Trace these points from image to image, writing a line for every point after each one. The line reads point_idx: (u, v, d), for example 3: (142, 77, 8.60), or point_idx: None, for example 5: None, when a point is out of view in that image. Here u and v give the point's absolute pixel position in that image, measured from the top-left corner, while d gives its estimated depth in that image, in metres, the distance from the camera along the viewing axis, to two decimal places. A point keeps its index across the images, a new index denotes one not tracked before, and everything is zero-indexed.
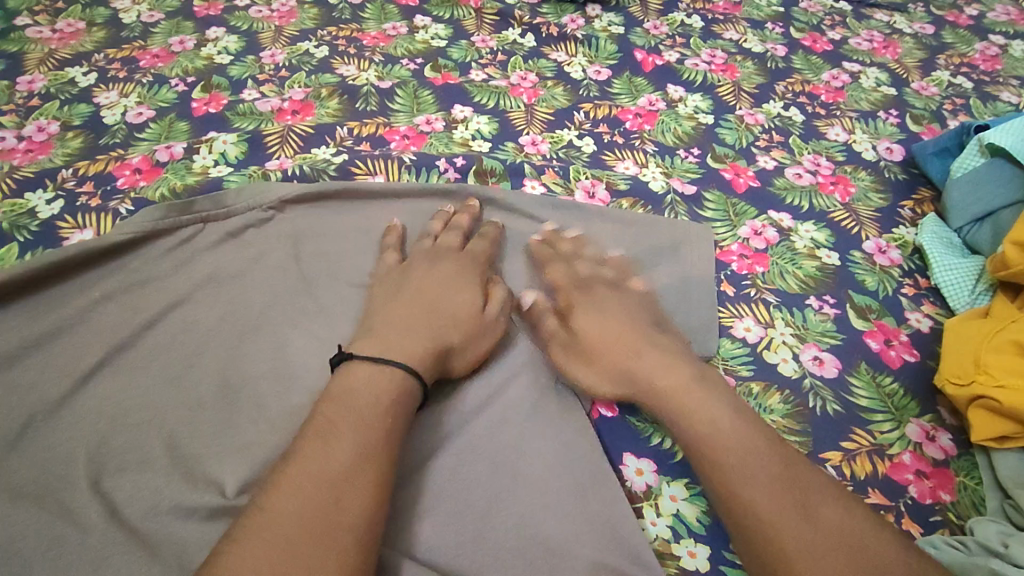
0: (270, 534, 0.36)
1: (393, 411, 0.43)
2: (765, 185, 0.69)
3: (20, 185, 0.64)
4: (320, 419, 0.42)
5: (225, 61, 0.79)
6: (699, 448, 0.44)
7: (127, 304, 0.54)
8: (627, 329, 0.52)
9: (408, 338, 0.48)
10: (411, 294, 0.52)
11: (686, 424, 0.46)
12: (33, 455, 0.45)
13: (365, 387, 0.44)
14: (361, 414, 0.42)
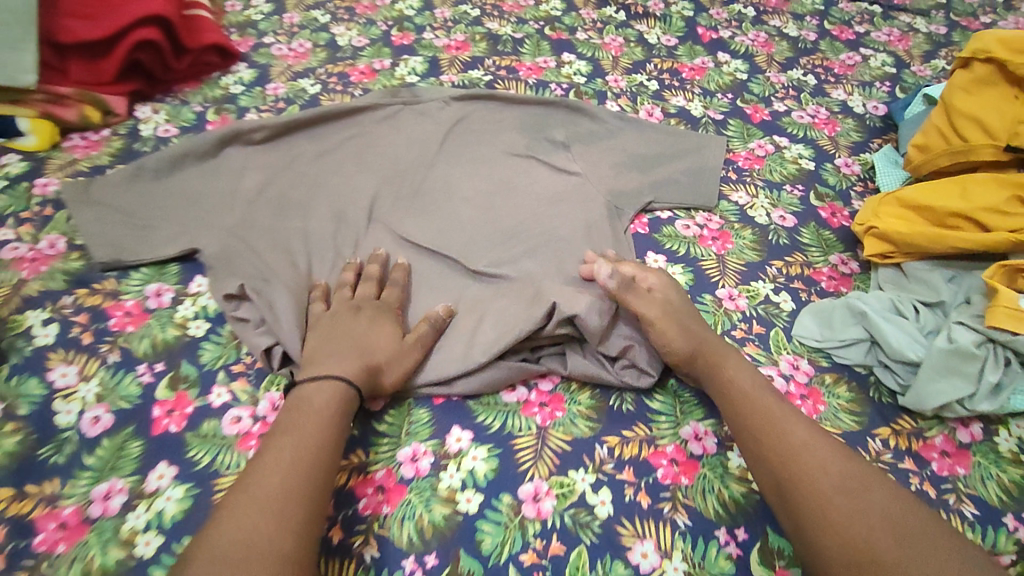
0: (252, 495, 0.51)
1: (335, 423, 0.58)
2: (775, 120, 1.00)
3: (294, 76, 1.02)
4: (286, 422, 0.57)
5: (411, 13, 1.16)
6: (745, 406, 0.61)
7: (364, 141, 0.90)
8: (695, 329, 0.67)
9: (340, 359, 0.62)
10: (342, 334, 0.65)
11: (735, 401, 0.62)
12: (320, 204, 0.82)
13: (309, 406, 0.58)
14: (315, 415, 0.57)
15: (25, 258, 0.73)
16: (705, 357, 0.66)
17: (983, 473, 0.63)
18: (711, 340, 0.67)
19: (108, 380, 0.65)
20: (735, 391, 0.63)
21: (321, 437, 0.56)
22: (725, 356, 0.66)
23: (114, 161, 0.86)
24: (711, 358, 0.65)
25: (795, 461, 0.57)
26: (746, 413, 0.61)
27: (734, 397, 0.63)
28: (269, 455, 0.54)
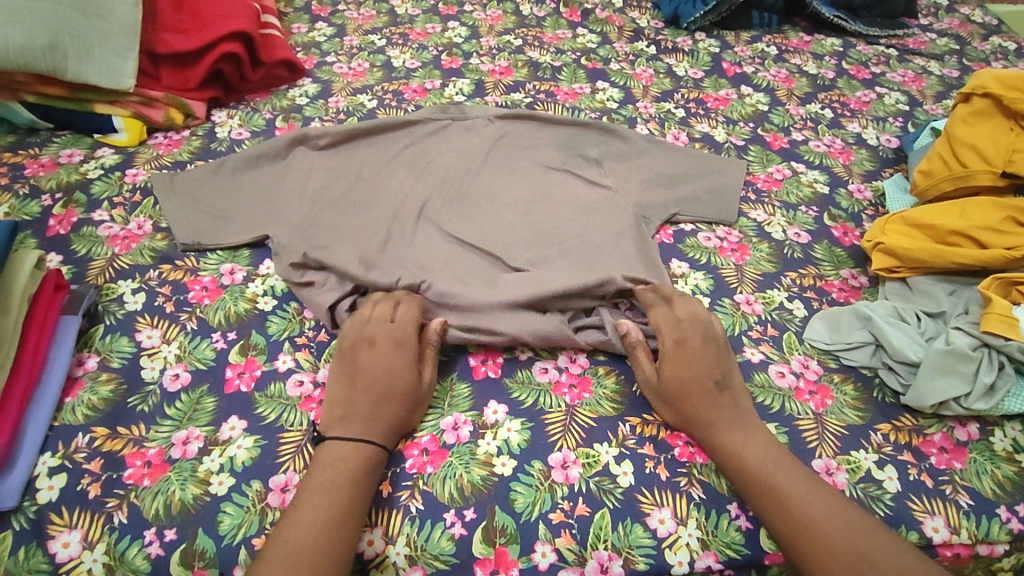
0: (286, 543, 0.54)
1: (367, 469, 0.60)
2: (793, 148, 1.08)
3: (354, 91, 1.12)
4: (327, 458, 0.60)
5: (460, 41, 1.27)
6: (760, 481, 0.60)
7: (416, 152, 0.99)
8: (701, 392, 0.66)
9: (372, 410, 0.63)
10: (365, 379, 0.65)
11: (746, 475, 0.61)
12: (374, 203, 0.91)
13: (347, 452, 0.61)
14: (351, 464, 0.60)
15: (118, 237, 0.84)
16: (713, 423, 0.64)
17: (978, 468, 0.67)
18: (721, 402, 0.66)
19: (187, 343, 0.73)
20: (750, 464, 0.61)
21: (359, 484, 0.59)
22: (715, 415, 0.65)
23: (194, 158, 0.97)
24: (708, 424, 0.65)
25: (813, 546, 0.57)
26: (760, 489, 0.60)
27: (746, 468, 0.62)
28: (309, 502, 0.57)
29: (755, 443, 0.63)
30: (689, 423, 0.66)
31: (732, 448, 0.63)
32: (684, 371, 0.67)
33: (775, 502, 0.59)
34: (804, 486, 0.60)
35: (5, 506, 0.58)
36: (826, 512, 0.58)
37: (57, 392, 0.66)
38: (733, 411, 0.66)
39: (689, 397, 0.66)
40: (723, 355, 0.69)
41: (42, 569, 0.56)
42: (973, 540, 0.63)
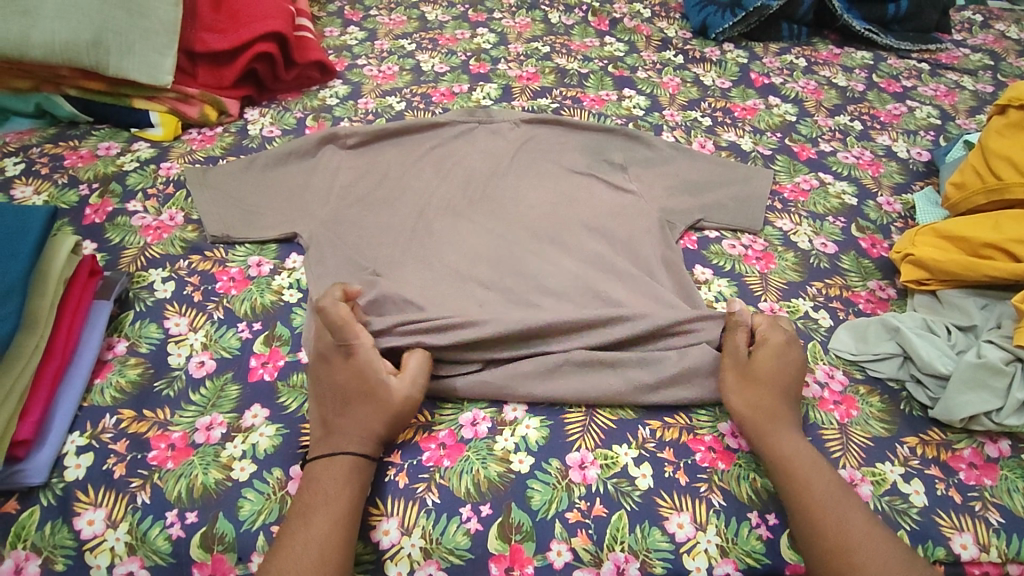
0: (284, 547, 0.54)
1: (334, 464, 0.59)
2: (821, 159, 1.07)
3: (383, 93, 1.14)
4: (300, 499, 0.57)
5: (488, 47, 1.28)
6: (808, 490, 0.58)
7: (443, 153, 1.00)
8: (779, 394, 0.65)
9: (347, 415, 0.62)
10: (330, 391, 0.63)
11: (801, 471, 0.60)
12: (400, 203, 0.92)
13: (325, 469, 0.59)
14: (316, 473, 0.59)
15: (151, 227, 0.86)
16: (779, 420, 0.63)
17: (1010, 485, 0.64)
18: (786, 410, 0.64)
19: (212, 332, 0.74)
20: (806, 484, 0.59)
21: (337, 486, 0.57)
22: (782, 416, 0.64)
23: (226, 154, 0.99)
24: (772, 418, 0.63)
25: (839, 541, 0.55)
26: (820, 497, 0.58)
27: (806, 475, 0.59)
28: (294, 531, 0.55)
29: (815, 458, 0.61)
30: (757, 414, 0.64)
31: (790, 456, 0.61)
32: (773, 371, 0.66)
33: (830, 517, 0.57)
34: (852, 505, 0.58)
35: (35, 482, 0.59)
36: (879, 536, 0.56)
37: (88, 373, 0.67)
38: (798, 422, 0.65)
39: (771, 391, 0.65)
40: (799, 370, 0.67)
41: (68, 545, 0.57)
42: (1003, 558, 0.60)
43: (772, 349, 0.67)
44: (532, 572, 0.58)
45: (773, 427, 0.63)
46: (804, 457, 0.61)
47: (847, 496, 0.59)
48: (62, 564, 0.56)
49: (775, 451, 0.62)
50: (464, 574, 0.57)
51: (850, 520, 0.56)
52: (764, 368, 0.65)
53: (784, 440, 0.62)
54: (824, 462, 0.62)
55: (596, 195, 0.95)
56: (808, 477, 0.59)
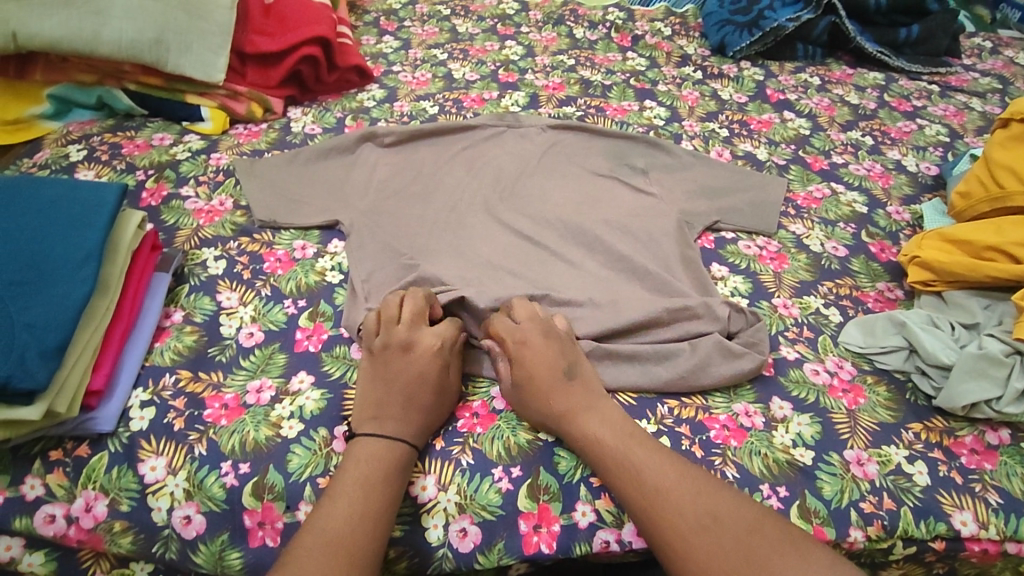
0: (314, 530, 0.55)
1: (378, 451, 0.61)
2: (833, 170, 1.12)
3: (418, 98, 1.21)
4: (347, 476, 0.59)
5: (517, 58, 1.35)
6: (610, 460, 0.61)
7: (474, 154, 1.06)
8: (553, 384, 0.66)
9: (410, 410, 0.64)
10: (402, 381, 0.65)
11: (606, 460, 0.62)
12: (434, 197, 0.98)
13: (380, 454, 0.61)
14: (360, 457, 0.61)
15: (203, 210, 0.92)
16: (567, 412, 0.65)
17: (1009, 470, 0.68)
18: (573, 393, 0.66)
19: (261, 307, 0.80)
20: (609, 459, 0.61)
21: (376, 474, 0.59)
22: (580, 405, 0.65)
23: (271, 147, 1.05)
24: (563, 411, 0.65)
25: (659, 520, 0.57)
26: (630, 480, 0.60)
27: (610, 461, 0.61)
28: (326, 511, 0.56)
29: (609, 424, 0.64)
30: (546, 416, 0.65)
31: (585, 433, 0.64)
32: (534, 365, 0.66)
33: (630, 482, 0.60)
34: (654, 459, 0.60)
35: (104, 430, 0.64)
36: (684, 492, 0.58)
37: (149, 336, 0.73)
38: (586, 397, 0.66)
39: (540, 392, 0.66)
40: (571, 346, 0.70)
41: (132, 487, 0.63)
42: (1001, 536, 0.64)
43: (532, 349, 0.68)
44: (558, 530, 0.62)
45: (566, 421, 0.64)
46: (611, 445, 0.62)
47: (658, 471, 0.60)
48: (128, 504, 0.63)
49: (581, 443, 0.63)
50: (495, 528, 0.62)
51: (646, 480, 0.59)
52: (532, 361, 0.67)
53: (589, 433, 0.63)
54: (631, 436, 0.63)
55: (618, 196, 1.01)
56: (624, 466, 0.61)
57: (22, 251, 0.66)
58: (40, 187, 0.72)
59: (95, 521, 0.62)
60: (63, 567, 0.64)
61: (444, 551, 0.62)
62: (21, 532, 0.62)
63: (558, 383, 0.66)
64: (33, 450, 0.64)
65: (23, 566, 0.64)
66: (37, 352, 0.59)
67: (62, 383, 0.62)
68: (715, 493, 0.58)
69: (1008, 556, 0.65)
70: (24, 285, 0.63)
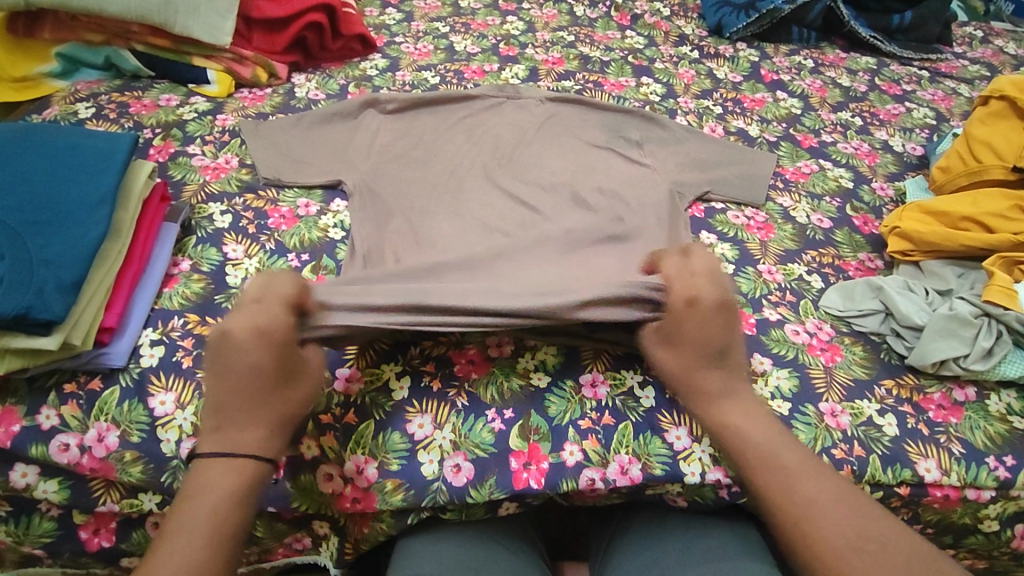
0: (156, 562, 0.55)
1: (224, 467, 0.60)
2: (822, 148, 1.15)
3: (420, 68, 1.23)
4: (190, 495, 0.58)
5: (517, 33, 1.37)
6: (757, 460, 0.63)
7: (474, 123, 1.09)
8: (704, 356, 0.66)
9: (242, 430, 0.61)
10: (237, 374, 0.61)
11: (746, 453, 0.63)
12: (433, 162, 1.00)
13: (220, 472, 0.60)
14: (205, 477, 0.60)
15: (209, 168, 0.95)
16: (713, 395, 0.66)
17: (973, 423, 0.72)
18: (716, 373, 0.66)
19: (265, 260, 0.83)
20: (756, 457, 0.63)
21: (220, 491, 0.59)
22: (721, 391, 0.66)
23: (275, 111, 1.08)
24: (705, 391, 0.66)
25: (806, 536, 0.58)
26: (773, 486, 0.61)
27: (758, 459, 0.63)
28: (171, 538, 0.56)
29: (752, 420, 0.65)
30: (690, 388, 0.66)
31: (726, 423, 0.65)
32: (692, 332, 0.66)
33: (776, 489, 0.61)
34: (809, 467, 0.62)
35: (115, 364, 0.68)
36: (835, 508, 0.59)
37: (158, 282, 0.76)
38: (735, 387, 0.67)
39: (693, 359, 0.66)
40: (734, 321, 0.67)
41: (142, 420, 0.66)
42: (962, 483, 0.69)
43: (699, 313, 0.66)
44: (547, 468, 0.66)
45: (706, 401, 0.66)
46: (763, 444, 0.63)
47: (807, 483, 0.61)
48: (138, 435, 0.66)
49: (721, 434, 0.65)
50: (487, 465, 0.66)
51: (797, 489, 0.60)
52: (689, 335, 0.66)
53: (731, 423, 0.65)
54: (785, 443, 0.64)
55: (612, 166, 1.04)
56: (768, 466, 0.62)
57: (39, 193, 0.69)
58: (55, 137, 0.75)
59: (106, 450, 0.66)
60: (76, 495, 0.68)
61: (438, 484, 0.66)
62: (37, 459, 0.66)
63: (708, 354, 0.66)
64: (48, 382, 0.67)
65: (39, 492, 0.68)
66: (55, 288, 0.63)
67: (78, 317, 0.65)
68: (868, 513, 0.59)
69: (967, 503, 0.70)
70: (41, 225, 0.67)
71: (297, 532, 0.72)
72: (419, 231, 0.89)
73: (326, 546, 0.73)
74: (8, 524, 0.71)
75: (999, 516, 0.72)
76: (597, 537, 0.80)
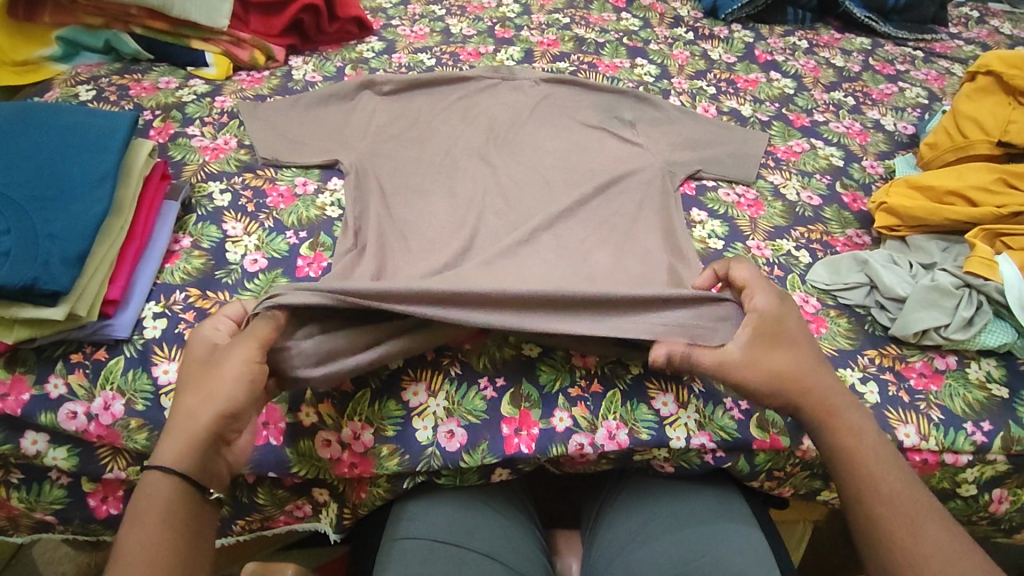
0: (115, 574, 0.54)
1: (168, 483, 0.57)
2: (814, 127, 1.16)
3: (416, 50, 1.24)
4: (137, 506, 0.57)
5: (513, 15, 1.38)
6: (852, 456, 0.62)
7: (469, 104, 1.10)
8: (805, 356, 0.65)
9: (173, 445, 0.58)
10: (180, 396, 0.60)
11: (852, 446, 0.63)
12: (428, 143, 1.02)
13: (160, 486, 0.57)
14: (150, 492, 0.57)
15: (208, 148, 0.97)
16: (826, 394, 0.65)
17: (952, 391, 0.75)
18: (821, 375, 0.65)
19: (264, 237, 0.85)
20: (863, 460, 0.62)
21: (162, 504, 0.56)
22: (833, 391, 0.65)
23: (273, 93, 1.09)
24: (816, 390, 0.65)
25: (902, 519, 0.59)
26: (878, 478, 0.61)
27: (862, 453, 0.62)
28: (123, 548, 0.55)
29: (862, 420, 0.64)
30: (793, 383, 0.64)
31: (841, 424, 0.64)
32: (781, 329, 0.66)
33: (870, 481, 0.61)
34: (901, 481, 0.61)
35: (120, 335, 0.70)
36: (924, 505, 0.59)
37: (160, 257, 0.78)
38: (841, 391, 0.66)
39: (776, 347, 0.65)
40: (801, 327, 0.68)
41: (147, 388, 0.69)
42: (940, 447, 0.71)
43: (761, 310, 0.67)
44: (537, 433, 0.69)
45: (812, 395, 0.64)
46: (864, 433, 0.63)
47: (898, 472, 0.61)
48: (142, 403, 0.68)
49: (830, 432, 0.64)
50: (479, 430, 0.69)
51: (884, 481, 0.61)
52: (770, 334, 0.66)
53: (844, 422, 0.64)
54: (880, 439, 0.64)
55: (606, 146, 1.05)
56: (869, 461, 0.62)
57: (43, 170, 0.71)
58: (56, 116, 0.77)
59: (113, 418, 0.68)
60: (84, 462, 0.71)
61: (433, 450, 0.68)
62: (46, 426, 0.68)
63: (810, 356, 0.66)
64: (56, 352, 0.70)
65: (48, 459, 0.70)
66: (60, 260, 0.65)
67: (83, 288, 0.68)
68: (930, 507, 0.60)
69: (945, 467, 0.72)
70: (45, 200, 0.69)
71: (298, 499, 0.74)
72: (414, 211, 0.91)
73: (325, 513, 0.75)
74: (20, 490, 0.74)
75: (977, 480, 0.74)
76: (594, 503, 0.81)
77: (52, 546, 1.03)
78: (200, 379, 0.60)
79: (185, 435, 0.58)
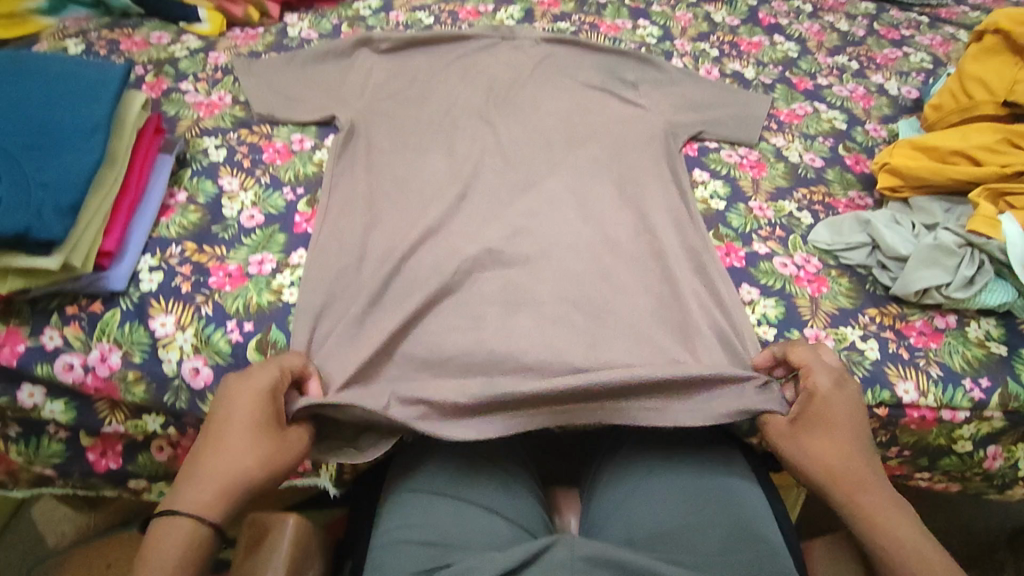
0: None
1: (194, 528, 0.56)
2: (817, 91, 1.15)
3: (413, 8, 1.21)
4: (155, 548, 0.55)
5: None
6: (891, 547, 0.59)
7: (468, 62, 1.08)
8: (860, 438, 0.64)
9: (206, 498, 0.57)
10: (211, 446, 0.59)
11: (889, 536, 0.60)
12: (427, 102, 1.00)
13: (187, 531, 0.56)
14: (177, 532, 0.55)
15: (202, 104, 0.95)
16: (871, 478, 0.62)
17: (951, 349, 0.75)
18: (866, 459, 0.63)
19: (261, 193, 0.83)
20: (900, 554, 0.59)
21: (186, 548, 0.55)
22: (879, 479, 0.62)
23: (268, 50, 1.07)
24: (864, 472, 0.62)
25: None
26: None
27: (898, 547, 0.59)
28: None
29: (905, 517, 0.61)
30: (846, 460, 0.63)
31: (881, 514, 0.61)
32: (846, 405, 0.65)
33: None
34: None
35: (116, 288, 0.70)
36: None
37: (155, 211, 0.77)
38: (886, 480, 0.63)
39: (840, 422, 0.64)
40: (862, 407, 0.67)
41: (144, 341, 0.68)
42: (938, 403, 0.72)
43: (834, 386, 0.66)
44: None
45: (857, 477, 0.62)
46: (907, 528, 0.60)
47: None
48: (140, 355, 0.68)
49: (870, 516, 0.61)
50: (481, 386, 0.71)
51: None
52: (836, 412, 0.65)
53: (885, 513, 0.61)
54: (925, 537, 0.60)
55: (608, 107, 1.03)
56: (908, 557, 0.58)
57: (33, 119, 0.69)
58: (45, 64, 0.75)
59: (110, 370, 0.67)
60: (82, 415, 0.70)
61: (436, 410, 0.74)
62: (43, 378, 0.68)
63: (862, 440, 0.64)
64: (50, 305, 0.70)
65: (46, 412, 0.70)
66: (53, 209, 0.64)
67: (78, 238, 0.67)
68: None
69: (942, 424, 0.73)
70: (36, 149, 0.67)
71: None
72: (412, 170, 0.89)
73: (324, 469, 0.76)
74: (18, 444, 0.73)
75: (972, 436, 0.75)
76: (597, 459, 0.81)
77: (51, 506, 1.03)
78: (231, 435, 0.59)
79: (218, 488, 0.57)
